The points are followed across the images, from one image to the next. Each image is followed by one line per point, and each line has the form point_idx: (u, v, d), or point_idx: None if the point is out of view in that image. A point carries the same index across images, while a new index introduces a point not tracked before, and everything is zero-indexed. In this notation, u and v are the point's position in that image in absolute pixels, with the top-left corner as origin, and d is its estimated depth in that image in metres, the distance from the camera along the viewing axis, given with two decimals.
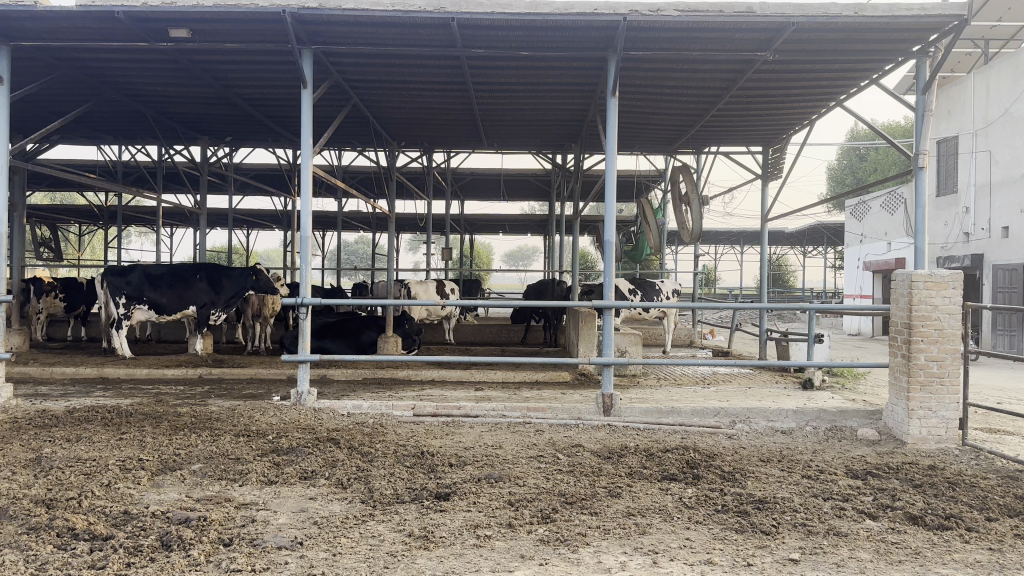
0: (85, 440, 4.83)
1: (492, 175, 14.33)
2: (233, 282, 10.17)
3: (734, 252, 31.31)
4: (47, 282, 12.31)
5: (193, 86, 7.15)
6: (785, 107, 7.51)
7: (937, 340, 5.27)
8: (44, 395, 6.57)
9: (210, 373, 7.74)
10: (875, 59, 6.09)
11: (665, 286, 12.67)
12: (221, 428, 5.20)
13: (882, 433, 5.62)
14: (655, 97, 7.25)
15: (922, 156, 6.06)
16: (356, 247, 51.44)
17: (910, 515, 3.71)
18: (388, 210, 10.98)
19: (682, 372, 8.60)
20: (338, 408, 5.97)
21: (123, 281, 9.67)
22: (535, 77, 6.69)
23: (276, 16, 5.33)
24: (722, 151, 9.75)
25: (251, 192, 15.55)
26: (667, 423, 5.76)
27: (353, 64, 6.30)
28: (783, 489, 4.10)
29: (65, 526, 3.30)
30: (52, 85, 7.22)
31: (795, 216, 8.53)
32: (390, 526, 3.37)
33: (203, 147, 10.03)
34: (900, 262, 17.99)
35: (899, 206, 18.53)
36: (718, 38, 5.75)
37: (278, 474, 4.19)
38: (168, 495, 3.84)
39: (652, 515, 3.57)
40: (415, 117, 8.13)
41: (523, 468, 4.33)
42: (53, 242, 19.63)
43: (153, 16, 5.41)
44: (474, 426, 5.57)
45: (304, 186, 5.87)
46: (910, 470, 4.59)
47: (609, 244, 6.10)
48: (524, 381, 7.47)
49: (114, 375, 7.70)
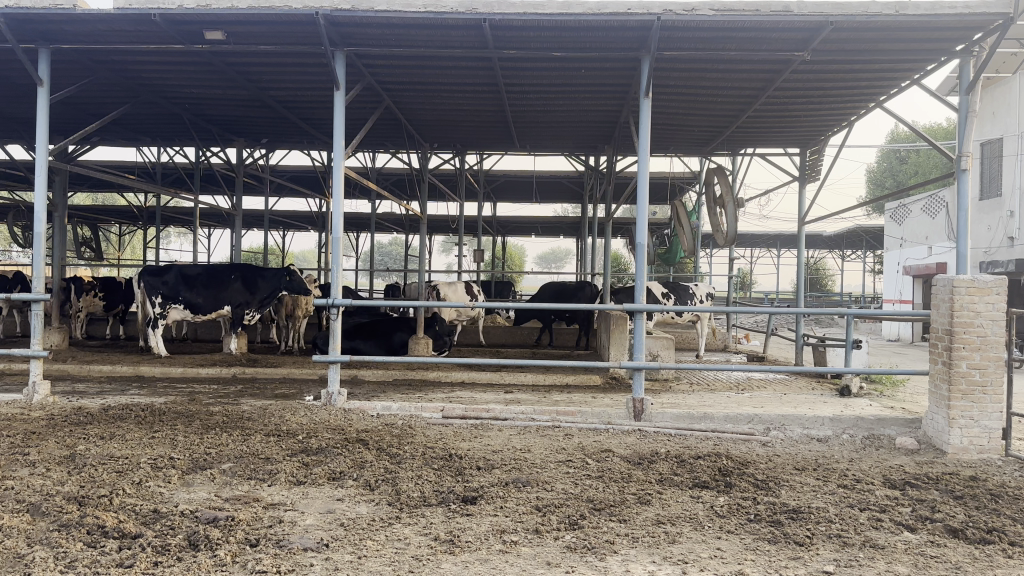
0: (117, 438, 4.88)
1: (525, 177, 14.28)
2: (268, 282, 10.26)
3: (769, 255, 31.00)
4: (87, 281, 12.53)
5: (228, 88, 7.22)
6: (823, 108, 7.37)
7: (979, 347, 5.12)
8: (81, 392, 6.67)
9: (243, 372, 7.81)
10: (916, 59, 5.95)
11: (698, 290, 12.53)
12: (252, 427, 5.23)
13: (921, 442, 5.47)
14: (689, 98, 7.16)
15: (966, 159, 5.89)
16: (389, 248, 51.91)
17: (950, 527, 3.60)
18: (420, 211, 10.97)
19: (716, 377, 8.48)
20: (368, 409, 5.96)
21: (159, 280, 9.82)
22: (568, 78, 6.64)
23: (309, 18, 5.36)
24: (758, 153, 9.61)
25: (286, 193, 15.69)
26: (699, 429, 5.67)
27: (385, 66, 6.32)
28: (818, 498, 4.01)
29: (95, 523, 3.33)
30: (91, 87, 7.33)
31: (833, 219, 8.37)
32: (416, 529, 3.34)
33: (238, 148, 10.13)
34: (941, 267, 17.60)
35: (941, 210, 18.16)
36: (754, 38, 5.66)
37: (307, 474, 4.19)
38: (197, 494, 3.85)
39: (682, 523, 3.50)
40: (447, 118, 8.13)
41: (551, 472, 4.29)
42: (94, 242, 20.03)
43: (188, 19, 5.46)
44: (503, 429, 5.53)
45: (337, 187, 5.89)
46: (950, 481, 4.46)
47: (641, 247, 6.00)
48: (554, 384, 7.43)
49: (149, 373, 7.80)
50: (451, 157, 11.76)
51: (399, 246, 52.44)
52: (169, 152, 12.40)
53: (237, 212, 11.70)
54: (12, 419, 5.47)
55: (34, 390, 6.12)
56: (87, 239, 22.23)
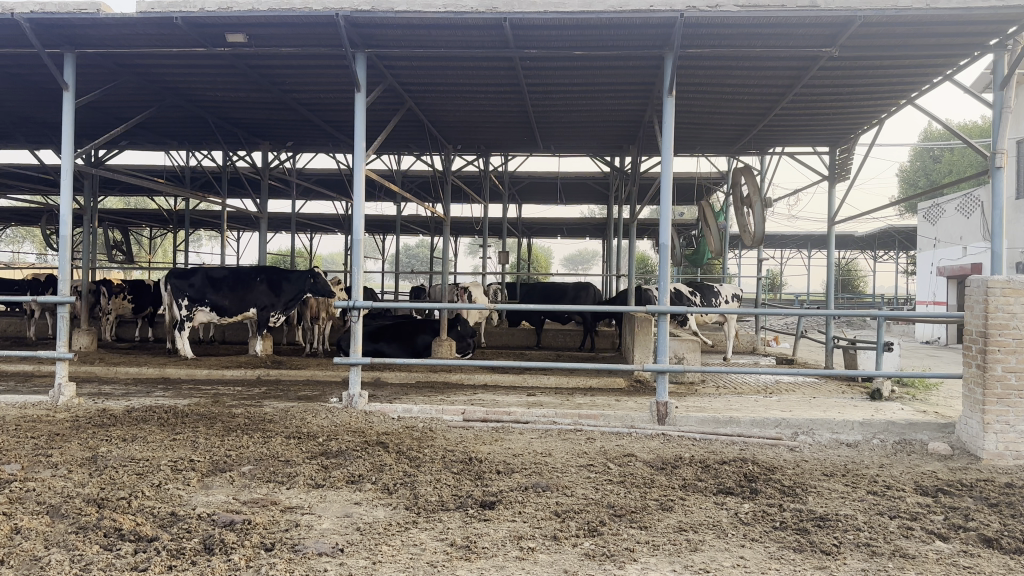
0: (139, 440, 4.90)
1: (550, 178, 14.20)
2: (293, 284, 10.22)
3: (799, 256, 30.67)
4: (117, 284, 12.64)
5: (252, 91, 7.24)
6: (853, 105, 7.22)
7: (1015, 350, 4.96)
8: (106, 394, 6.72)
9: (268, 374, 7.82)
10: (948, 54, 5.80)
11: (726, 290, 12.38)
12: (273, 429, 5.22)
13: (954, 448, 5.33)
14: (715, 96, 7.05)
15: (1000, 156, 5.72)
16: (417, 251, 52.28)
17: (984, 537, 3.47)
18: (444, 214, 10.82)
19: (743, 381, 8.35)
20: (389, 412, 5.94)
21: (185, 283, 9.90)
22: (591, 77, 6.57)
23: (329, 20, 5.34)
24: (786, 153, 9.46)
25: (313, 196, 15.76)
26: (725, 433, 5.56)
27: (407, 67, 6.29)
28: (847, 506, 3.89)
29: (112, 526, 3.32)
30: (118, 91, 7.40)
31: (862, 219, 8.19)
32: (432, 534, 3.30)
33: (263, 151, 10.17)
34: (975, 268, 17.24)
35: (976, 209, 17.80)
36: (780, 34, 5.55)
37: (325, 477, 4.16)
38: (215, 496, 3.84)
39: (704, 530, 3.42)
40: (470, 119, 8.08)
41: (572, 477, 4.21)
42: (126, 245, 20.29)
43: (210, 22, 5.48)
44: (524, 432, 5.48)
45: (357, 190, 5.86)
46: (985, 488, 4.31)
47: (665, 248, 5.86)
48: (577, 387, 7.36)
49: (174, 375, 7.84)
50: (475, 159, 11.70)
51: (426, 247, 52.81)
52: (196, 156, 12.51)
53: (263, 215, 11.74)
54: (37, 421, 5.52)
55: (60, 392, 6.18)
56: (118, 242, 22.53)
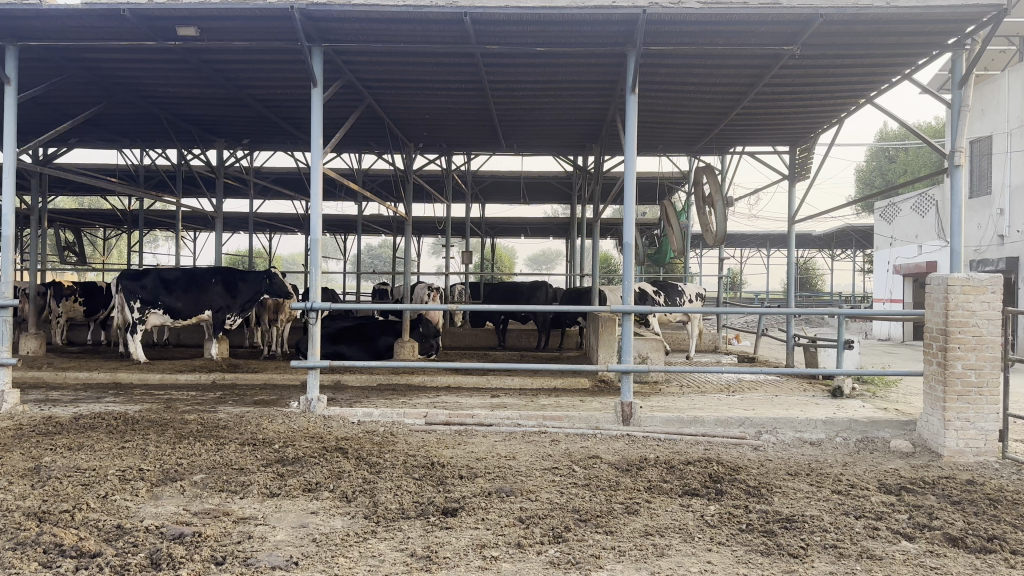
0: (86, 449, 4.69)
1: (512, 178, 14.13)
2: (249, 285, 10.03)
3: (758, 256, 31.02)
4: (67, 286, 12.33)
5: (204, 86, 7.03)
6: (812, 104, 7.27)
7: (975, 347, 4.99)
8: (54, 400, 6.48)
9: (224, 378, 7.61)
10: (907, 53, 5.84)
11: (689, 289, 12.49)
12: (227, 436, 5.05)
13: (916, 445, 5.35)
14: (678, 95, 7.02)
15: (959, 154, 5.74)
16: (380, 250, 51.98)
17: (949, 536, 3.46)
18: (405, 213, 10.57)
19: (706, 379, 8.40)
20: (348, 416, 5.79)
21: (137, 284, 9.62)
22: (553, 75, 6.51)
23: (284, 13, 5.18)
24: (747, 152, 9.50)
25: (272, 195, 15.52)
26: (690, 434, 5.52)
27: (366, 62, 6.14)
28: (812, 506, 3.86)
29: (52, 542, 3.13)
30: (64, 86, 7.16)
31: (823, 218, 8.23)
32: (392, 544, 3.18)
33: (219, 149, 9.94)
34: (931, 266, 17.59)
35: (931, 208, 18.12)
36: (741, 32, 5.52)
37: (281, 486, 4.01)
38: (165, 508, 3.68)
39: (671, 534, 3.35)
40: (431, 117, 7.97)
41: (536, 481, 4.12)
42: (77, 245, 19.75)
43: (159, 14, 5.30)
44: (488, 435, 5.38)
45: (314, 190, 5.70)
46: (947, 486, 4.32)
47: (628, 247, 5.77)
48: (541, 389, 7.29)
49: (126, 380, 7.60)
50: (437, 158, 11.51)
51: (388, 247, 52.48)
52: (149, 155, 12.21)
53: (218, 214, 11.45)
54: None
55: (3, 399, 5.94)
56: (70, 243, 21.98)
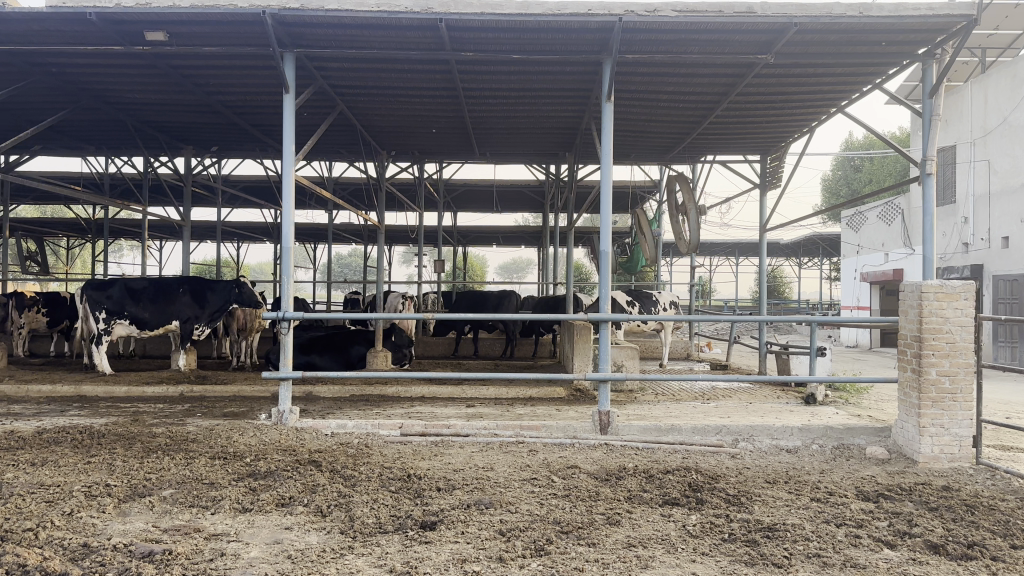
0: (49, 465, 4.53)
1: (484, 186, 14.09)
2: (218, 295, 9.88)
3: (728, 264, 31.24)
4: (29, 296, 12.02)
5: (172, 92, 6.90)
6: (784, 113, 7.31)
7: (948, 353, 5.02)
8: (16, 414, 6.28)
9: (193, 391, 7.45)
10: (879, 63, 5.90)
11: (662, 297, 12.52)
12: (198, 449, 4.93)
13: (892, 452, 5.38)
14: (652, 104, 7.04)
15: (929, 162, 5.78)
16: (349, 259, 51.63)
17: (930, 543, 3.45)
18: (377, 221, 10.44)
19: (680, 387, 8.39)
20: (322, 428, 5.70)
21: (103, 295, 9.46)
22: (528, 82, 6.46)
23: (255, 18, 5.10)
24: (718, 161, 9.56)
25: (241, 204, 15.33)
26: (667, 442, 5.49)
27: (339, 68, 6.07)
28: (792, 514, 3.84)
29: (15, 562, 3.00)
30: (28, 92, 6.98)
31: (793, 227, 8.29)
32: (370, 560, 3.10)
33: (186, 156, 9.77)
34: (898, 274, 17.85)
35: (897, 217, 18.40)
36: (716, 41, 5.54)
37: (253, 501, 3.91)
38: (133, 524, 3.56)
39: (653, 546, 3.31)
40: (404, 124, 7.91)
41: (515, 493, 4.06)
42: (40, 256, 19.33)
43: (126, 18, 5.18)
44: (464, 446, 5.31)
45: (286, 198, 5.60)
46: (924, 492, 4.33)
47: (604, 255, 5.73)
48: (516, 398, 7.22)
49: (91, 394, 7.41)
50: (409, 166, 11.40)
51: (359, 255, 52.03)
52: (116, 163, 12.00)
53: (186, 222, 11.27)
54: None
55: None
56: (32, 253, 21.46)
